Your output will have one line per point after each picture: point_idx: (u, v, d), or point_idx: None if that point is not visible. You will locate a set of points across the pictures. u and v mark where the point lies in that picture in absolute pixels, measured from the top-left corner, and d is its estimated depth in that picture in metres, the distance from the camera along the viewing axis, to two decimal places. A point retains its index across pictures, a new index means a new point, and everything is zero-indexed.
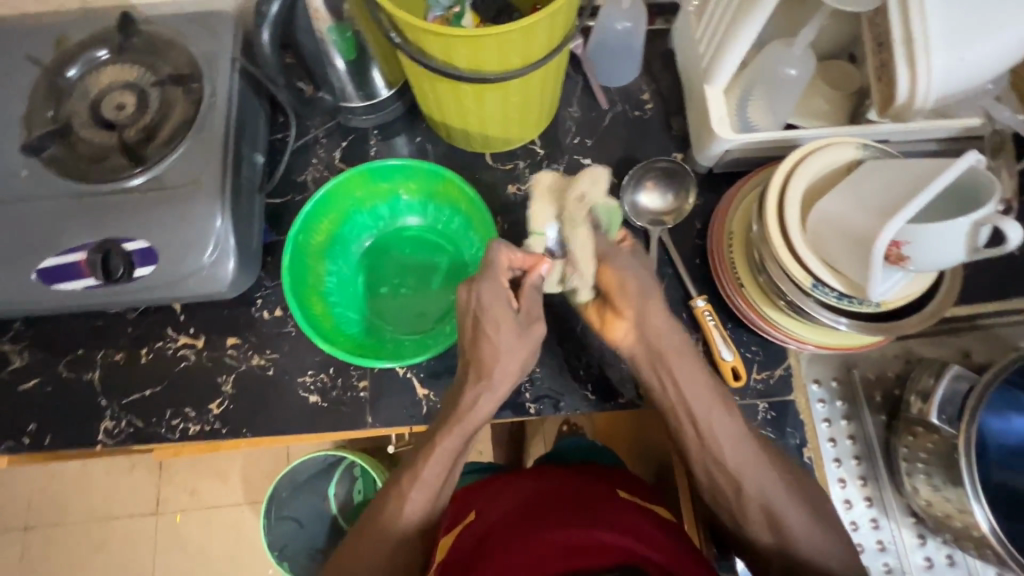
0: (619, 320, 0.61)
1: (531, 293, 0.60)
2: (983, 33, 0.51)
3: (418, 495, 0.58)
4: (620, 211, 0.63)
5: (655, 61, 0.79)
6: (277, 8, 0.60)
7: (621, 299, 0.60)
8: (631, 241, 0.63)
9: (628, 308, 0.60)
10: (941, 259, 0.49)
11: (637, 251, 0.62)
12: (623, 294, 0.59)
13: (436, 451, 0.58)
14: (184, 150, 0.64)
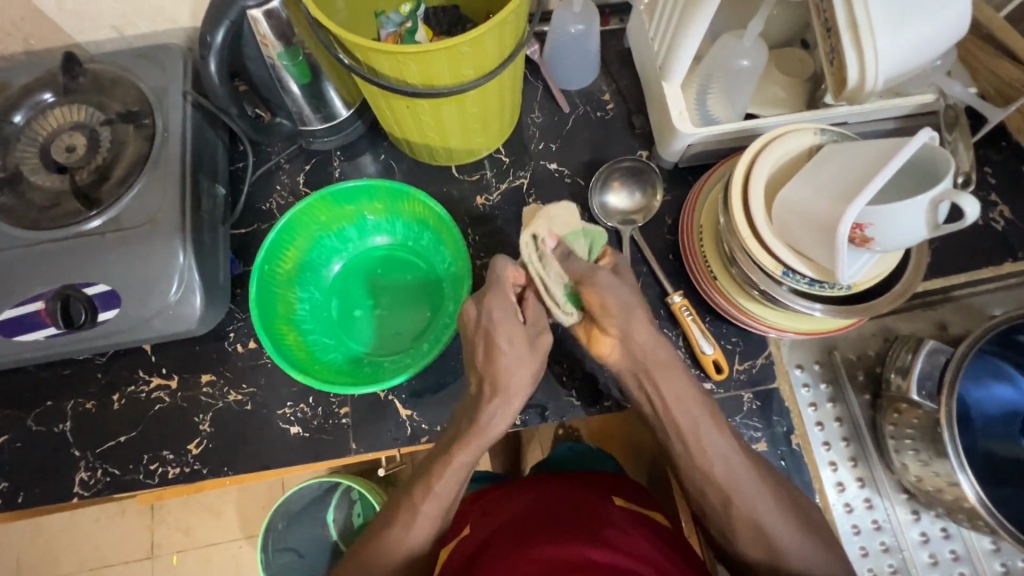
0: (605, 336, 0.59)
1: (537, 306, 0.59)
2: (917, 16, 0.52)
3: (428, 518, 0.56)
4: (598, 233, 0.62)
5: (613, 61, 0.79)
6: (222, 37, 0.57)
7: (604, 318, 0.57)
8: (614, 258, 0.62)
9: (610, 327, 0.57)
10: (904, 238, 0.49)
11: (621, 273, 0.60)
12: (616, 298, 0.56)
13: (446, 471, 0.56)
14: (139, 188, 0.63)
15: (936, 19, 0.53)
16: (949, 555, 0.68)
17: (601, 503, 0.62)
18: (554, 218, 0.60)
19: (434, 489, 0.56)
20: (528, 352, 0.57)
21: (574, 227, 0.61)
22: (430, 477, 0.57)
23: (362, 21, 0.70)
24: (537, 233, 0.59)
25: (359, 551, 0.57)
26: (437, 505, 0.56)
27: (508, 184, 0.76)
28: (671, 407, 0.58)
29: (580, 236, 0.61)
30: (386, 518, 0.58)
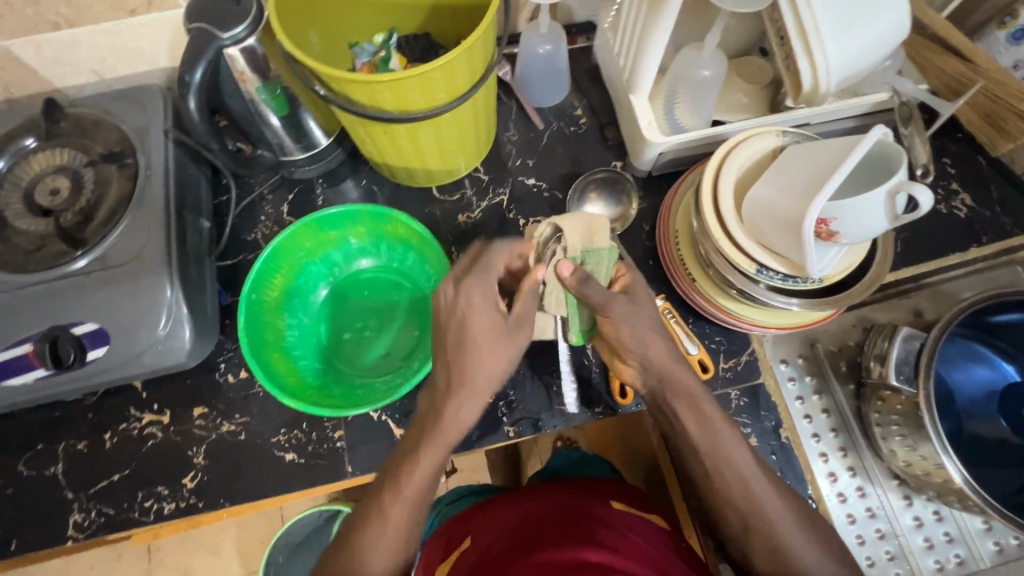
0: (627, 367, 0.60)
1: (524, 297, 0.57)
2: (862, 21, 0.55)
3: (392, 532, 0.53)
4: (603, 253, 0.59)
5: (583, 77, 0.82)
6: (200, 75, 0.59)
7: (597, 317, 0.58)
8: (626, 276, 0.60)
9: (629, 351, 0.58)
10: (868, 230, 0.51)
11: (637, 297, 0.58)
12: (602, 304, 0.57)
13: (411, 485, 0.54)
14: (124, 226, 0.64)
15: (881, 24, 0.56)
16: (943, 538, 0.69)
17: (597, 507, 0.62)
18: (588, 236, 0.59)
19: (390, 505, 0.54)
20: (502, 338, 0.55)
21: (601, 246, 0.58)
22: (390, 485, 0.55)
23: (340, 52, 0.73)
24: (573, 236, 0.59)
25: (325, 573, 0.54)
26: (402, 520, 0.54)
27: (488, 202, 0.78)
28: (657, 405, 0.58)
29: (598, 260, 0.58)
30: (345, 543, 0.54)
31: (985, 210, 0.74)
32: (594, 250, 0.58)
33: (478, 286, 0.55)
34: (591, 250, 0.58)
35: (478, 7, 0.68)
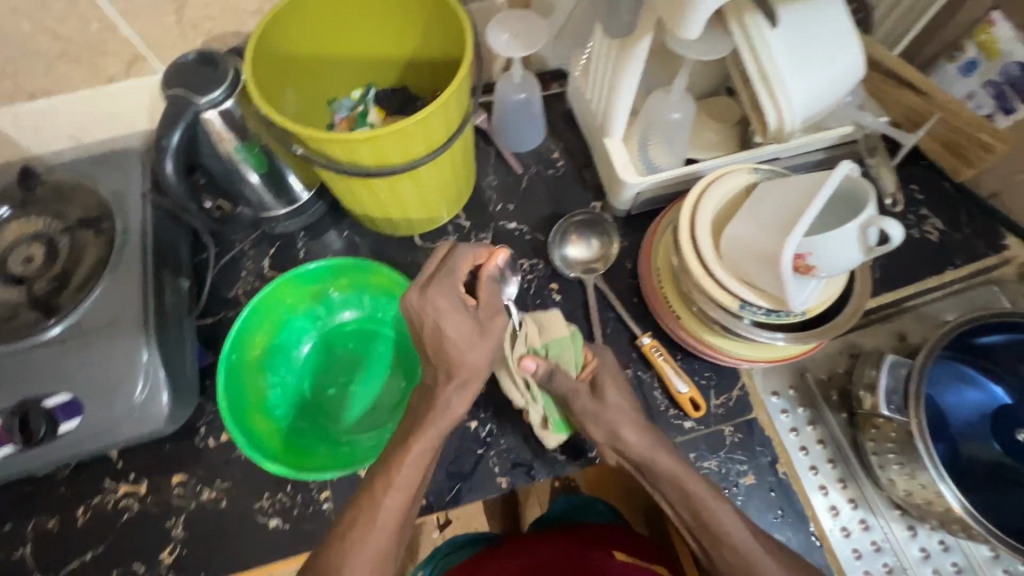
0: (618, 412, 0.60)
1: (491, 288, 0.58)
2: (822, 62, 0.56)
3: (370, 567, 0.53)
4: (569, 342, 0.64)
5: (558, 121, 0.84)
6: (178, 138, 0.60)
7: None
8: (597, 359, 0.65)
9: None
10: (843, 264, 0.51)
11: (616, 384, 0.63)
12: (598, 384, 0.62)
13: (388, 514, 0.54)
14: (101, 291, 0.63)
15: (840, 64, 0.57)
16: (951, 568, 0.67)
17: (597, 558, 0.60)
18: (545, 327, 0.64)
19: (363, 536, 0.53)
20: (478, 337, 0.56)
21: (558, 336, 0.63)
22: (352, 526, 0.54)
23: (319, 108, 0.74)
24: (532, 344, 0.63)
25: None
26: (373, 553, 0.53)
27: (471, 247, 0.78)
28: (653, 461, 0.58)
29: (565, 350, 0.63)
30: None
31: (955, 232, 0.76)
32: (553, 341, 0.63)
33: (443, 292, 0.55)
34: (551, 341, 0.63)
35: (449, 60, 0.69)
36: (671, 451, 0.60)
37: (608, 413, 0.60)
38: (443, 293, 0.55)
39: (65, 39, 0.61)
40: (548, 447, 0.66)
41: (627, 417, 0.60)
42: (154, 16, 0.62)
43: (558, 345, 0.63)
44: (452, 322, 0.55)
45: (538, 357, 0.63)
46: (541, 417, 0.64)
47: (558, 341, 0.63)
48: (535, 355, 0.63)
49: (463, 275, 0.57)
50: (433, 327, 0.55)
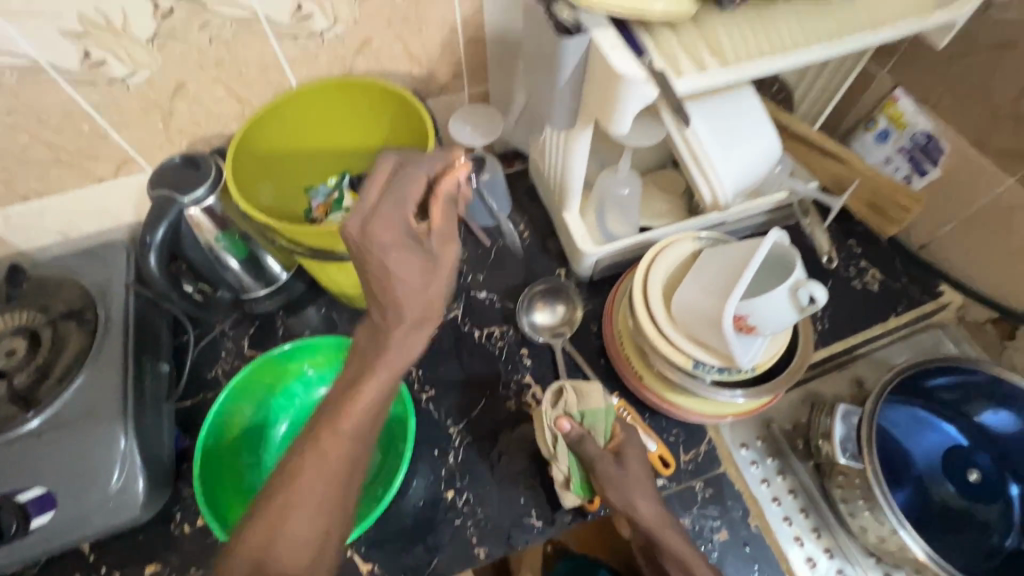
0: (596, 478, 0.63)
1: (445, 207, 0.53)
2: (745, 143, 0.63)
3: (311, 529, 0.47)
4: (605, 416, 0.65)
5: (522, 196, 0.91)
6: (162, 233, 0.64)
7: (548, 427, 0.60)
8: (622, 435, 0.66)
9: None
10: (780, 324, 0.56)
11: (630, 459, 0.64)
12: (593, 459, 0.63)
13: (329, 470, 0.48)
14: (82, 381, 0.65)
15: (761, 142, 0.64)
16: None
17: None
18: (584, 395, 0.66)
19: (304, 488, 0.48)
20: (428, 268, 0.51)
21: (596, 406, 0.65)
22: (291, 493, 0.47)
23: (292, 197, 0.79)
24: (568, 408, 0.65)
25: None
26: (315, 516, 0.47)
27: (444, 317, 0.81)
28: (660, 537, 0.60)
29: (599, 421, 0.65)
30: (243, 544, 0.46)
31: (894, 282, 0.82)
32: (591, 411, 0.65)
33: (388, 216, 0.50)
34: (588, 411, 0.65)
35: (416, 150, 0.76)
36: (654, 520, 0.62)
37: (628, 481, 0.62)
38: (389, 226, 0.50)
39: (58, 148, 0.66)
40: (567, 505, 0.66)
41: (645, 491, 0.63)
42: (143, 124, 0.68)
43: (594, 414, 0.65)
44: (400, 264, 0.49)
45: (573, 421, 0.65)
46: (564, 476, 0.65)
47: (595, 412, 0.65)
48: (570, 418, 0.65)
49: (413, 198, 0.52)
50: (378, 259, 0.49)
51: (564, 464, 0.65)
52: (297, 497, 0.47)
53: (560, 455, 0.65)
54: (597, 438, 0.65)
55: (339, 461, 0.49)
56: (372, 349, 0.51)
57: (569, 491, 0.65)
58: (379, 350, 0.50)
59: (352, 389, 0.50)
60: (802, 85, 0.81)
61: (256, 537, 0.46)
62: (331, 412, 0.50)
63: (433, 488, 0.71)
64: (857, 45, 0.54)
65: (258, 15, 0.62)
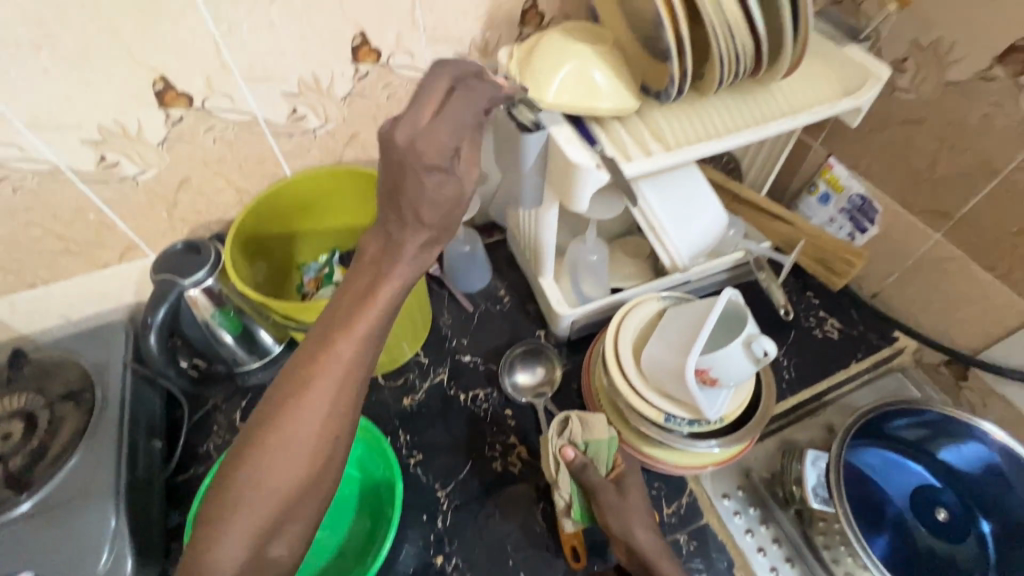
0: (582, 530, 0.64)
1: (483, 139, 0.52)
2: (694, 212, 0.71)
3: (313, 426, 0.45)
4: (608, 445, 0.67)
5: (502, 263, 0.97)
6: (162, 314, 0.68)
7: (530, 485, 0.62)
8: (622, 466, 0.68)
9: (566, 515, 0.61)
10: (739, 375, 0.61)
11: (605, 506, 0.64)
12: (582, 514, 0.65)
13: (332, 375, 0.46)
14: (76, 460, 0.66)
15: (709, 210, 0.72)
16: None
17: None
18: (591, 424, 0.67)
19: (308, 387, 0.45)
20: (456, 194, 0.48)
21: (599, 436, 0.67)
22: (293, 390, 0.45)
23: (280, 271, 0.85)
24: (574, 437, 0.67)
25: (213, 502, 0.44)
26: (316, 414, 0.45)
27: (430, 382, 0.85)
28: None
29: (603, 450, 0.66)
30: (247, 439, 0.45)
31: (852, 330, 0.88)
32: (596, 440, 0.67)
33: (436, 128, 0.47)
34: (593, 440, 0.67)
35: None
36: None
37: (629, 511, 0.64)
38: (435, 145, 0.47)
39: (69, 240, 0.72)
40: (567, 530, 0.68)
41: (643, 520, 0.64)
42: (148, 214, 0.74)
43: (599, 442, 0.67)
44: (425, 194, 0.47)
45: (578, 450, 0.66)
46: (565, 503, 0.66)
47: (600, 441, 0.66)
48: (575, 447, 0.66)
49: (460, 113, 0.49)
50: (413, 180, 0.46)
51: (566, 490, 0.66)
52: (300, 396, 0.45)
53: (565, 482, 0.66)
54: (599, 467, 0.66)
55: (342, 365, 0.46)
56: (382, 264, 0.48)
57: (569, 516, 0.66)
58: (388, 266, 0.48)
59: (360, 297, 0.47)
60: (746, 156, 0.90)
61: (260, 432, 0.45)
62: (338, 320, 0.47)
63: (423, 555, 0.71)
64: (775, 132, 0.63)
65: (258, 119, 0.70)
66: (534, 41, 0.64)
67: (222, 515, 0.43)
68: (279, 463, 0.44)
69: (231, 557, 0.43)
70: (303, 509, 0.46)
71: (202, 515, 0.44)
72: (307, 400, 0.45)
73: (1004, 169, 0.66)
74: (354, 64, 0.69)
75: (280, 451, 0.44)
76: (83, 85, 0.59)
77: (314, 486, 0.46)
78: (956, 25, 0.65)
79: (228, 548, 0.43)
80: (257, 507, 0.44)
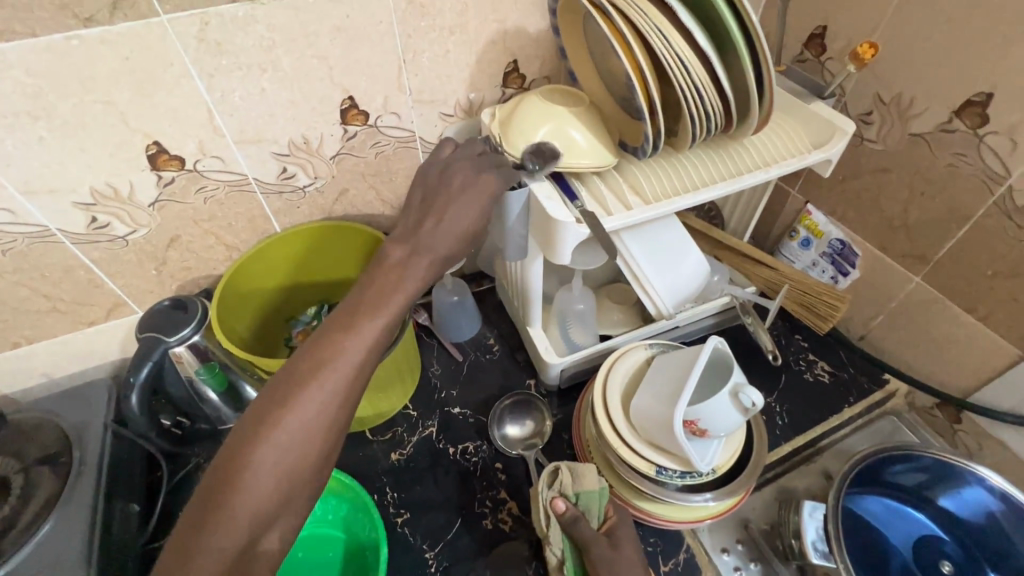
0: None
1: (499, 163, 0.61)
2: (676, 260, 0.72)
3: (323, 412, 0.46)
4: (598, 495, 0.65)
5: (491, 312, 0.97)
6: (146, 372, 0.68)
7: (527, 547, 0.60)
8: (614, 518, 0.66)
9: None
10: (727, 425, 0.60)
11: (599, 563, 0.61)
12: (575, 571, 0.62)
13: (348, 361, 0.48)
14: (47, 529, 0.64)
15: (690, 259, 0.73)
16: None
17: None
18: (580, 475, 0.65)
19: (323, 373, 0.47)
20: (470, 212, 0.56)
21: (590, 487, 0.65)
22: (311, 370, 0.47)
23: (262, 328, 0.84)
24: (563, 488, 0.65)
25: (214, 478, 0.43)
26: (328, 398, 0.46)
27: (419, 435, 0.83)
28: None
29: (594, 501, 0.65)
30: (255, 420, 0.45)
31: (843, 372, 0.88)
32: (586, 491, 0.65)
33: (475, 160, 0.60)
34: (583, 492, 0.65)
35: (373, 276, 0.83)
36: None
37: (622, 565, 0.61)
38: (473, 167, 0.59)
39: (56, 298, 0.72)
40: None
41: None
42: (137, 272, 0.75)
43: (589, 493, 0.65)
44: (459, 209, 0.56)
45: (568, 502, 0.65)
46: (557, 560, 0.63)
47: (590, 492, 0.65)
48: (565, 499, 0.65)
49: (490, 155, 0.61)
50: (451, 191, 0.57)
51: (558, 546, 0.63)
52: (319, 374, 0.47)
53: (556, 536, 0.64)
54: (590, 518, 0.65)
55: (359, 355, 0.48)
56: (411, 264, 0.54)
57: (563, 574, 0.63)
58: (417, 267, 0.54)
59: (385, 296, 0.52)
60: (726, 204, 0.93)
61: (272, 411, 0.45)
62: (362, 312, 0.50)
63: None
64: (747, 184, 0.65)
65: (249, 179, 0.72)
66: (515, 102, 0.67)
67: (219, 494, 0.42)
68: (287, 444, 0.44)
69: (224, 539, 0.41)
70: (302, 494, 0.46)
71: (198, 497, 0.43)
72: (322, 381, 0.46)
73: (974, 215, 0.68)
74: (342, 125, 0.72)
75: (291, 433, 0.45)
76: (78, 151, 0.61)
77: (315, 474, 0.46)
78: (914, 82, 0.69)
79: (221, 531, 0.41)
80: (256, 488, 0.43)
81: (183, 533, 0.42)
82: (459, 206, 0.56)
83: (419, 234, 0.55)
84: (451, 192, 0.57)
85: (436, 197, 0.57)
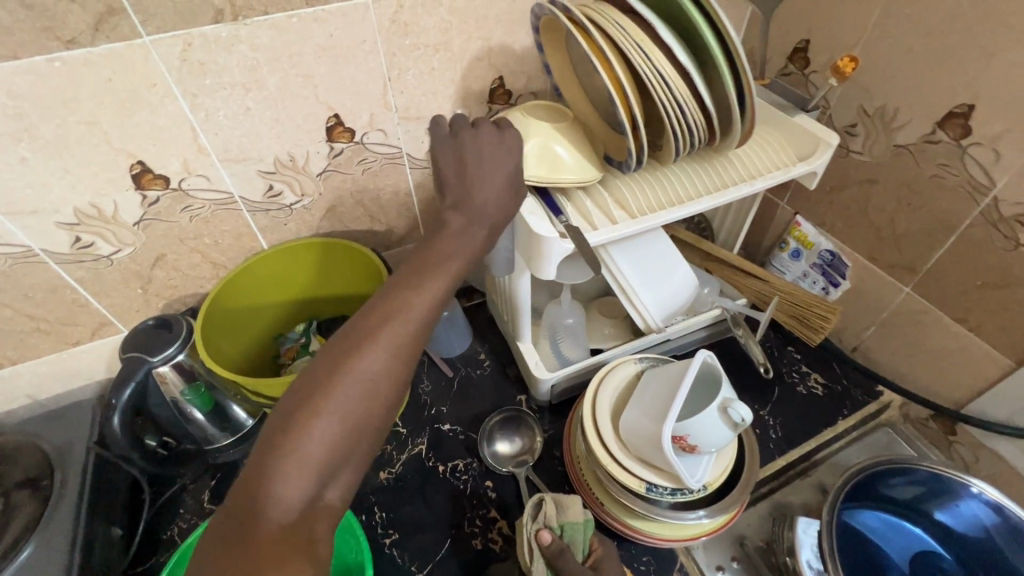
0: None
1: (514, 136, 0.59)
2: (665, 273, 0.72)
3: (396, 359, 0.43)
4: (583, 529, 0.64)
5: (481, 327, 0.97)
6: (128, 394, 0.66)
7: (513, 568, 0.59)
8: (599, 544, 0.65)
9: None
10: (717, 440, 0.59)
11: None
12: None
13: (417, 312, 0.46)
14: (25, 556, 0.62)
15: (679, 272, 0.73)
16: None
17: None
18: (565, 507, 0.65)
19: (395, 320, 0.44)
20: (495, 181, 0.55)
21: (576, 519, 0.64)
22: (382, 318, 0.44)
23: (250, 353, 0.84)
24: (549, 520, 0.63)
25: (281, 418, 0.40)
26: (402, 343, 0.44)
27: (408, 453, 0.82)
28: None
29: (579, 534, 0.63)
30: (331, 362, 0.42)
31: (836, 384, 0.87)
32: (571, 523, 0.64)
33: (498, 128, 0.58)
34: (569, 523, 0.64)
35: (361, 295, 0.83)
36: None
37: None
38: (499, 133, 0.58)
39: (39, 319, 0.71)
40: None
41: None
42: (123, 292, 0.74)
43: (574, 526, 0.64)
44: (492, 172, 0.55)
45: (553, 533, 0.63)
46: None
47: (575, 524, 0.64)
48: (551, 531, 0.63)
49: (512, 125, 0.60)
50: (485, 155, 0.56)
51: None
52: (392, 320, 0.44)
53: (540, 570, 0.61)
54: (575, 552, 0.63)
55: (426, 310, 0.46)
56: (463, 224, 0.52)
57: None
58: (475, 232, 0.52)
59: (448, 255, 0.50)
60: (715, 217, 0.93)
61: (345, 351, 0.42)
62: (424, 270, 0.49)
63: None
64: (734, 196, 0.65)
65: (235, 198, 0.72)
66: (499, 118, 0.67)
67: (293, 437, 0.38)
68: (363, 384, 0.41)
69: (298, 485, 0.37)
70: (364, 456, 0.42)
71: (268, 438, 0.39)
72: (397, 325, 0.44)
73: (960, 224, 0.68)
74: (329, 143, 0.72)
75: (368, 374, 0.42)
76: (60, 171, 0.61)
77: None
78: (897, 94, 0.69)
79: (297, 473, 0.38)
80: (331, 431, 0.39)
81: (250, 478, 0.38)
82: (490, 175, 0.55)
83: (463, 197, 0.53)
84: (481, 153, 0.56)
85: (480, 166, 0.55)
